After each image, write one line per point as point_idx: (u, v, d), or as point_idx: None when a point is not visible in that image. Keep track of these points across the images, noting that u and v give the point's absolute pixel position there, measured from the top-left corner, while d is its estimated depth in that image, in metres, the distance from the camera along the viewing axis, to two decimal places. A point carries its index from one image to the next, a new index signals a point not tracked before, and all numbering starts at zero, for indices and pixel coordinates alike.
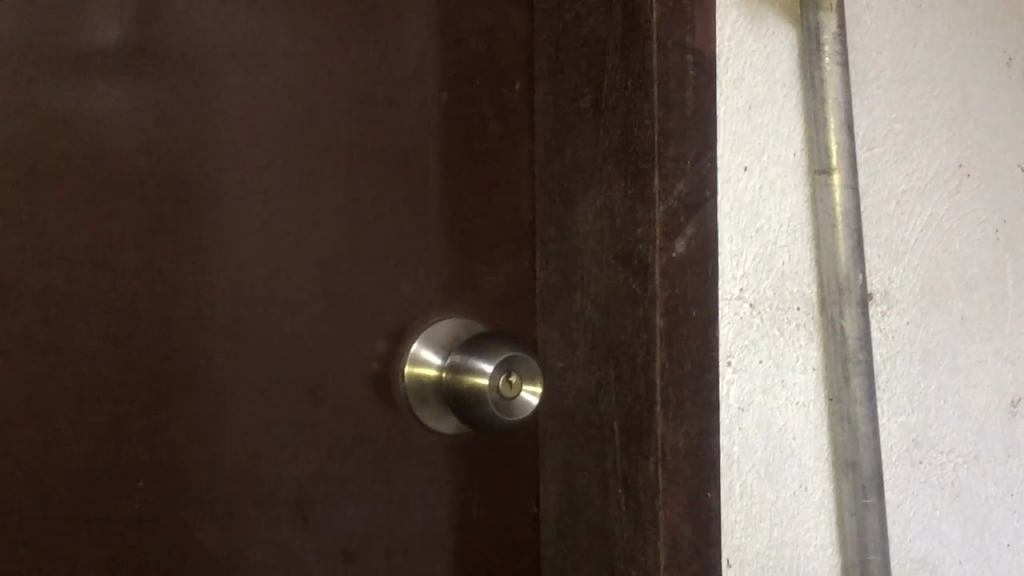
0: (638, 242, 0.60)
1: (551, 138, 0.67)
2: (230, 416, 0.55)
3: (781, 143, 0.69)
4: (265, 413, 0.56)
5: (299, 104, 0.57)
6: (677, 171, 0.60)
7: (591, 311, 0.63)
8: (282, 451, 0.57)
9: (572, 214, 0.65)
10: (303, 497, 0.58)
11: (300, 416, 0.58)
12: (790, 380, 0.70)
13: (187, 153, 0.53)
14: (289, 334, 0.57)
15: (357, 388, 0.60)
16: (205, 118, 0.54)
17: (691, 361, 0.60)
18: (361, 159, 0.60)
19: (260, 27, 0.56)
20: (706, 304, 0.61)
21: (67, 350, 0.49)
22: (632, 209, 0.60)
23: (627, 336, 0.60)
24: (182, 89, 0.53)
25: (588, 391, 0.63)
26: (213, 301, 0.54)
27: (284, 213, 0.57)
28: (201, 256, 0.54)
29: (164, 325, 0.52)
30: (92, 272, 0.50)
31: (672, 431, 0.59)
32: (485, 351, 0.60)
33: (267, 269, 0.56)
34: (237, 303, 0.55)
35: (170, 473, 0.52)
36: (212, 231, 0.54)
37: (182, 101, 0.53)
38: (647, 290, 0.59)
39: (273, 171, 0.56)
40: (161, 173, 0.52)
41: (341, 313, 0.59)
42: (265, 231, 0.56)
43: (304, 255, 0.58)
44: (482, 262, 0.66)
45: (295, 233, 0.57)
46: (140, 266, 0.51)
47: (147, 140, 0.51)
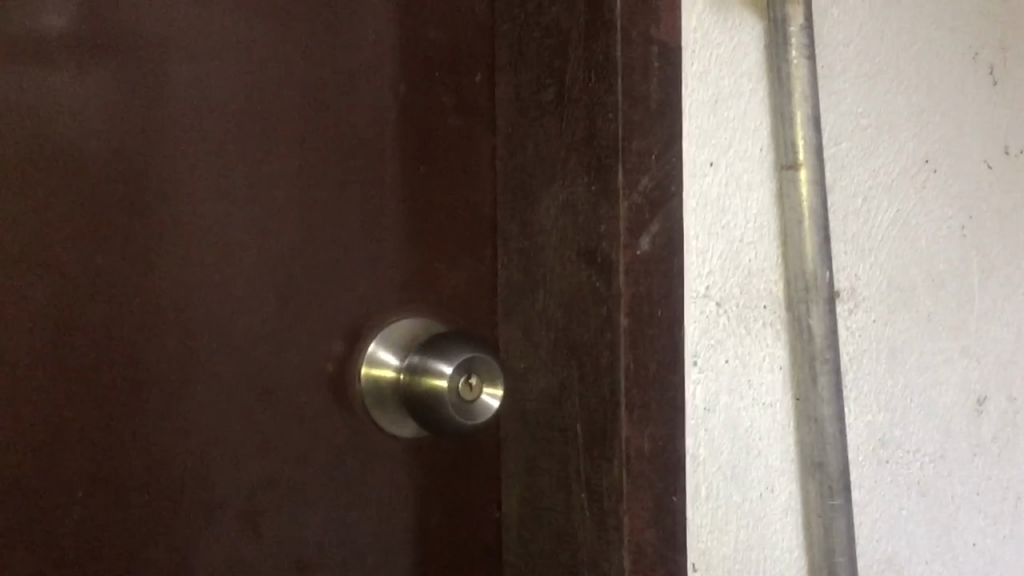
0: (602, 239, 0.58)
1: (512, 131, 0.65)
2: (181, 422, 0.52)
3: (747, 137, 0.68)
4: (217, 417, 0.54)
5: (250, 95, 0.55)
6: (641, 166, 0.58)
7: (554, 309, 0.61)
8: (235, 458, 0.54)
9: (534, 210, 0.63)
10: (255, 505, 0.55)
11: (252, 421, 0.55)
12: (756, 380, 0.68)
13: (132, 145, 0.50)
14: (242, 335, 0.55)
15: (311, 391, 0.58)
16: (155, 112, 0.51)
17: (656, 362, 0.58)
18: (315, 153, 0.58)
19: (207, 14, 0.53)
20: (671, 303, 0.59)
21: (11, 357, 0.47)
22: (596, 205, 0.58)
23: (590, 336, 0.59)
24: (131, 82, 0.50)
25: (551, 392, 0.61)
26: (159, 300, 0.51)
27: (236, 210, 0.54)
28: (147, 254, 0.51)
29: (108, 326, 0.50)
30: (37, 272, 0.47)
31: (636, 434, 0.57)
32: (443, 353, 0.58)
33: (216, 267, 0.54)
34: (189, 304, 0.52)
35: (117, 483, 0.50)
36: (164, 230, 0.51)
37: (131, 93, 0.50)
38: (611, 288, 0.57)
39: (223, 165, 0.54)
40: (111, 169, 0.49)
41: (296, 313, 0.57)
42: (214, 227, 0.53)
43: (257, 253, 0.55)
44: (442, 260, 0.64)
45: (248, 230, 0.55)
46: (84, 264, 0.49)
47: (89, 131, 0.49)
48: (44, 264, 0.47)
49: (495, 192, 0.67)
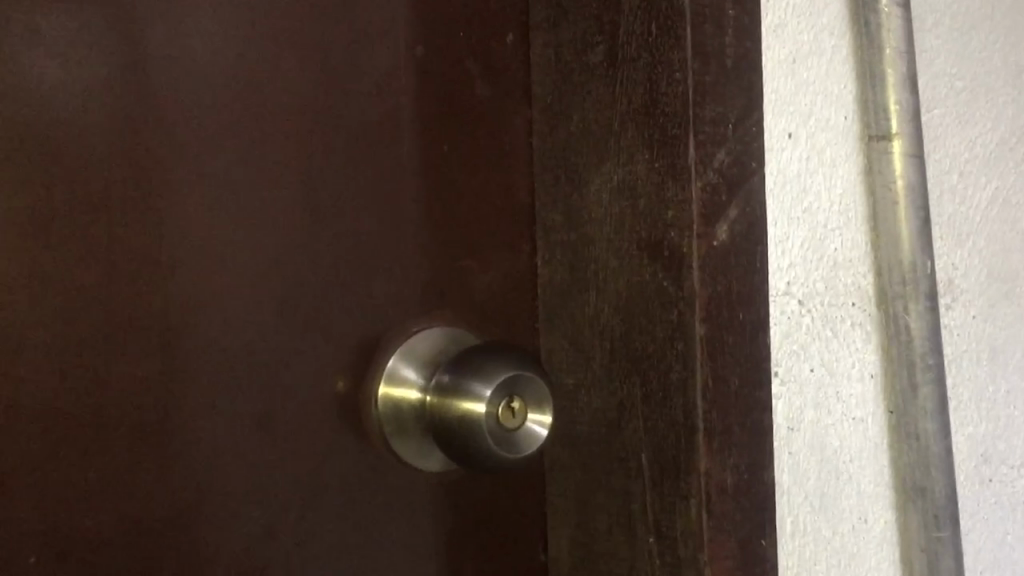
0: (669, 228, 0.47)
1: (551, 102, 0.55)
2: (161, 466, 0.42)
3: (830, 103, 0.57)
4: (205, 457, 0.43)
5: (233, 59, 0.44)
6: (717, 137, 0.47)
7: (611, 312, 0.51)
8: (227, 507, 0.44)
9: (580, 194, 0.53)
10: (250, 564, 0.45)
11: (246, 461, 0.45)
12: (846, 391, 0.58)
13: (94, 117, 0.40)
14: (234, 355, 0.44)
15: (319, 420, 0.48)
16: (126, 79, 0.41)
17: (738, 377, 0.48)
18: (317, 130, 0.47)
19: None
20: (755, 304, 0.49)
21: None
22: (661, 187, 0.48)
23: (656, 346, 0.48)
24: (94, 46, 0.40)
25: (609, 413, 0.51)
26: (131, 312, 0.41)
27: (224, 202, 0.44)
28: (115, 253, 0.40)
29: (68, 347, 0.39)
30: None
31: (717, 466, 0.47)
32: (480, 370, 0.47)
33: (200, 271, 0.43)
34: (170, 320, 0.42)
35: (90, 543, 0.40)
36: (139, 228, 0.41)
37: (94, 62, 0.40)
38: (683, 288, 0.47)
39: (206, 144, 0.43)
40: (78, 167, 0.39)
41: (297, 326, 0.47)
42: (197, 222, 0.43)
43: (250, 254, 0.45)
44: (471, 256, 0.54)
45: (238, 227, 0.44)
46: (32, 268, 0.38)
47: (38, 98, 0.38)
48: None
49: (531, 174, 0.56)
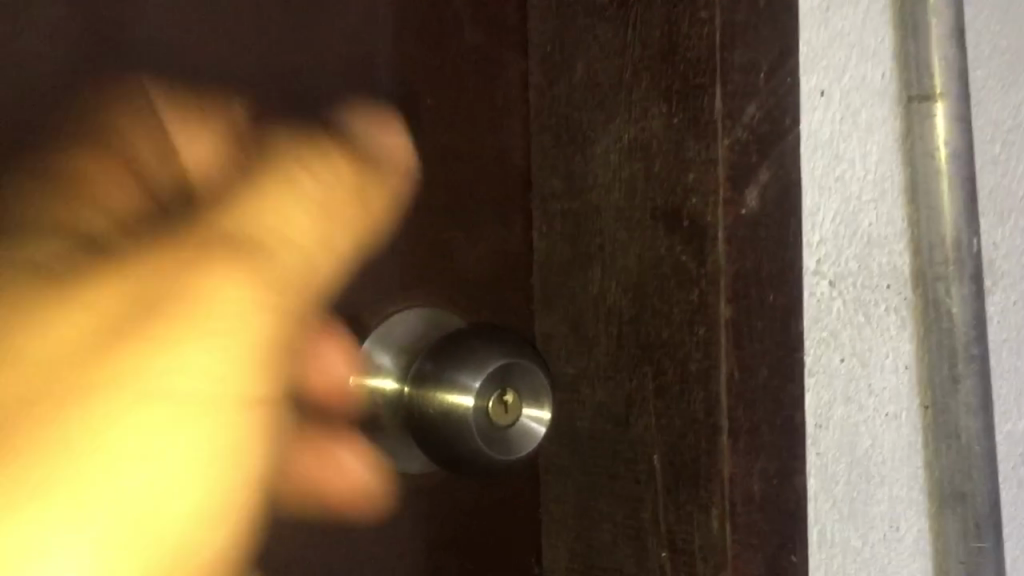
0: (689, 193, 0.41)
1: (551, 51, 0.48)
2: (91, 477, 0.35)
3: (865, 58, 0.50)
4: (139, 460, 0.36)
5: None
6: (747, 87, 0.40)
7: (618, 292, 0.44)
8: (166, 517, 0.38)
9: (582, 156, 0.46)
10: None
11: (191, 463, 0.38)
12: (878, 384, 0.51)
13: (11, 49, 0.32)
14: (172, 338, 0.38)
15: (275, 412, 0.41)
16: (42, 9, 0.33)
17: (767, 368, 0.41)
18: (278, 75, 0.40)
19: None
20: (786, 284, 0.42)
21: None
22: (678, 145, 0.41)
23: (670, 331, 0.42)
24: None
25: (615, 408, 0.44)
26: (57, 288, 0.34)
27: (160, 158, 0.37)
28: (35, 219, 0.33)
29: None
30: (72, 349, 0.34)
31: (742, 471, 0.40)
32: (468, 358, 0.40)
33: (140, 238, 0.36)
34: (96, 295, 0.35)
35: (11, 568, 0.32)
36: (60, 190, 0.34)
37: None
38: (705, 263, 0.40)
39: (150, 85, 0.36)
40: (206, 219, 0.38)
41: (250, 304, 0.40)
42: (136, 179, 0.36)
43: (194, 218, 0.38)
44: (457, 227, 0.47)
45: (180, 188, 0.38)
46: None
47: None
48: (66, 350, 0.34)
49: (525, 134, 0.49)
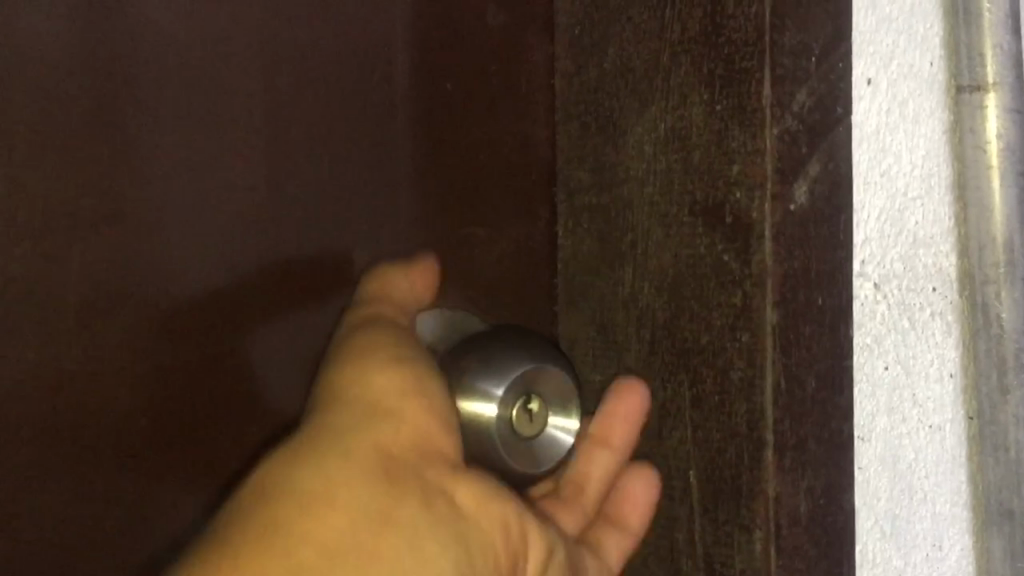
0: (732, 186, 0.37)
1: (579, 33, 0.44)
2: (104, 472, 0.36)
3: (913, 45, 0.47)
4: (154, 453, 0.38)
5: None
6: (797, 72, 0.37)
7: (652, 293, 0.41)
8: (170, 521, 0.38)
9: (611, 146, 0.43)
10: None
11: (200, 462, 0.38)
12: (923, 394, 0.48)
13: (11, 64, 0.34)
14: (171, 344, 0.38)
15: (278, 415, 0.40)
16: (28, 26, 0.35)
17: (815, 377, 0.38)
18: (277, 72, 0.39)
19: None
20: (836, 286, 0.39)
21: (408, 443, 0.33)
22: (721, 135, 0.38)
23: (711, 336, 0.38)
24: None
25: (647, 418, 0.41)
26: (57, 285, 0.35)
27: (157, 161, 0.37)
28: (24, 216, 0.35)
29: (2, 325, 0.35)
30: (341, 356, 0.35)
31: (788, 489, 0.37)
32: (490, 365, 0.38)
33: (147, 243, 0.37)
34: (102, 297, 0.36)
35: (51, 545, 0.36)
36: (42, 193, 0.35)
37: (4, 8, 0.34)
38: (750, 263, 0.37)
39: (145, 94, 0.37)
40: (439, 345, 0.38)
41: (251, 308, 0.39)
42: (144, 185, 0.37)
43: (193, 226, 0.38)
44: (478, 222, 0.44)
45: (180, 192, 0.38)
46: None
47: None
48: (403, 393, 0.33)
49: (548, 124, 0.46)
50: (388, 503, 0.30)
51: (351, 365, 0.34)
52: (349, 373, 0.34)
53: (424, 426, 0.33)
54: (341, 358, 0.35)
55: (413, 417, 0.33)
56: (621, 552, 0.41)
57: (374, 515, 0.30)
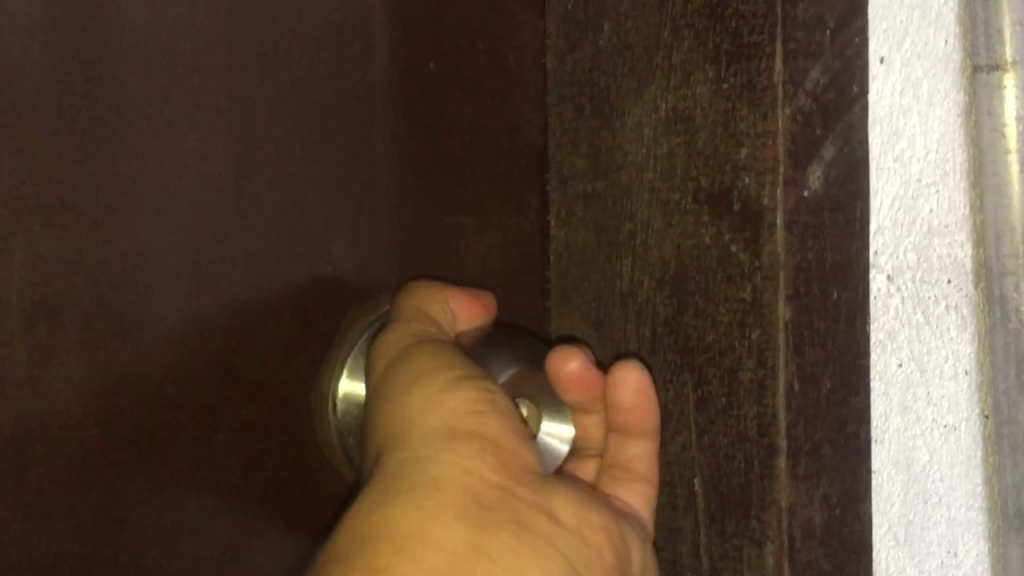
0: (740, 171, 0.34)
1: (573, 8, 0.41)
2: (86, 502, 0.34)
3: (928, 21, 0.44)
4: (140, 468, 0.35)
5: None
6: (811, 47, 0.34)
7: (652, 288, 0.38)
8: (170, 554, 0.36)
9: (606, 129, 0.40)
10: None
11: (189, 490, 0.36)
12: (936, 392, 0.45)
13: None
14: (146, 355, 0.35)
15: (248, 421, 0.37)
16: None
17: (830, 378, 0.35)
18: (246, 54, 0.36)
19: None
20: (852, 280, 0.36)
21: (495, 529, 0.27)
22: (728, 116, 0.35)
23: (717, 333, 0.35)
24: None
25: None
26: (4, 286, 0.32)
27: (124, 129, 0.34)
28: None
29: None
30: (408, 379, 0.30)
31: (803, 499, 0.34)
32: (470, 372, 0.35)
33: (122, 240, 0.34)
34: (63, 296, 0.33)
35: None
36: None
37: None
38: (760, 254, 0.34)
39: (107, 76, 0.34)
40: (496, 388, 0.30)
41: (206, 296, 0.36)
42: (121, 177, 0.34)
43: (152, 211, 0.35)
44: (465, 212, 0.41)
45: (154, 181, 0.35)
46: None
47: None
48: (478, 411, 0.29)
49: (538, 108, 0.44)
50: (484, 545, 0.27)
51: (415, 390, 0.30)
52: (414, 399, 0.30)
53: (508, 508, 0.28)
54: (407, 381, 0.30)
55: (494, 499, 0.28)
56: (645, 499, 0.36)
57: (469, 563, 0.26)
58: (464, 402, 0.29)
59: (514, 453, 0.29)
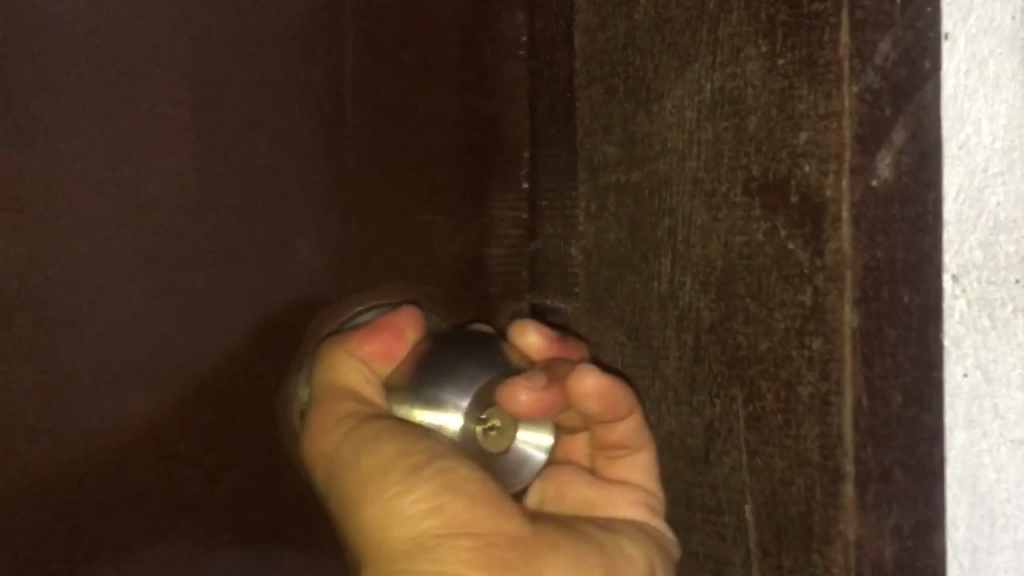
0: (799, 157, 0.30)
1: None
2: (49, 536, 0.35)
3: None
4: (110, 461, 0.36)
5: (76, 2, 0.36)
6: (880, 16, 0.30)
7: (695, 290, 0.34)
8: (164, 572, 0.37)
9: (641, 114, 0.36)
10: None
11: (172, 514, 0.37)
12: (1005, 405, 0.40)
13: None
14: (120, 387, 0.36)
15: (208, 429, 0.37)
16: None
17: (902, 391, 0.31)
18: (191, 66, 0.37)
19: None
20: (925, 280, 0.32)
21: None
22: (785, 95, 0.31)
23: (772, 341, 0.31)
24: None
25: (693, 441, 0.34)
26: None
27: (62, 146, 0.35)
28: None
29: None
30: (358, 488, 0.31)
31: (873, 531, 0.30)
32: (447, 371, 0.34)
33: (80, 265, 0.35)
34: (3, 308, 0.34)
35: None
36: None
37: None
38: (823, 251, 0.30)
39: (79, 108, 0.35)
40: (445, 475, 0.30)
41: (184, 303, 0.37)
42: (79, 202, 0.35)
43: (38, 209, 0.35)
44: None
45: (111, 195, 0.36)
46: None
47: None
48: (437, 505, 0.30)
49: (568, 94, 0.40)
50: None
51: (370, 501, 0.30)
52: (373, 513, 0.30)
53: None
54: (359, 491, 0.31)
55: None
56: (647, 467, 0.35)
57: None
58: (420, 501, 0.30)
59: (487, 533, 0.30)
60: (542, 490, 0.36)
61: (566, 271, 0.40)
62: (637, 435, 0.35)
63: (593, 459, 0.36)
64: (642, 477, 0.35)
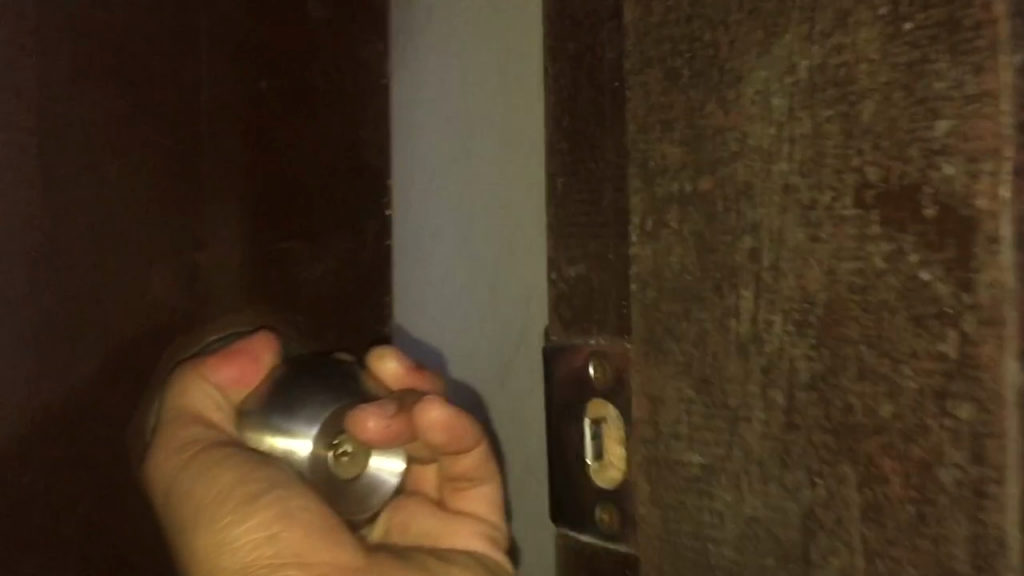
0: (940, 152, 0.22)
1: None
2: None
3: None
4: None
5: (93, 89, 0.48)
6: None
7: (787, 333, 0.25)
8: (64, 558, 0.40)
9: (709, 102, 0.28)
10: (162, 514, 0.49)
11: None
12: None
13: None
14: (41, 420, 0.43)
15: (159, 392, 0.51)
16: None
17: None
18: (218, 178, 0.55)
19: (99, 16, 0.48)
20: None
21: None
22: (917, 70, 0.23)
23: (902, 404, 0.23)
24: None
25: (786, 534, 0.26)
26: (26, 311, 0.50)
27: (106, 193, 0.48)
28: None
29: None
30: (191, 507, 0.33)
31: None
32: (297, 400, 0.39)
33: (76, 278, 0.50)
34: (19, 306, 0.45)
35: None
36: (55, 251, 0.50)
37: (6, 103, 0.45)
38: (975, 283, 0.21)
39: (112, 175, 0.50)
40: (265, 503, 0.33)
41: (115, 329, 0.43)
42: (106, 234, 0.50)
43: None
44: None
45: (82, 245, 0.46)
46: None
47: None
48: (265, 521, 0.33)
49: (614, 80, 0.32)
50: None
51: (200, 523, 0.33)
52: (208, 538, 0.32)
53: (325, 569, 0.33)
54: (191, 508, 0.34)
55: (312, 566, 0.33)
56: (486, 499, 0.41)
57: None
58: (255, 516, 0.33)
59: (315, 541, 0.33)
60: (388, 522, 0.42)
61: (615, 303, 0.32)
62: (481, 466, 0.40)
63: (439, 488, 0.43)
64: (482, 509, 0.41)
